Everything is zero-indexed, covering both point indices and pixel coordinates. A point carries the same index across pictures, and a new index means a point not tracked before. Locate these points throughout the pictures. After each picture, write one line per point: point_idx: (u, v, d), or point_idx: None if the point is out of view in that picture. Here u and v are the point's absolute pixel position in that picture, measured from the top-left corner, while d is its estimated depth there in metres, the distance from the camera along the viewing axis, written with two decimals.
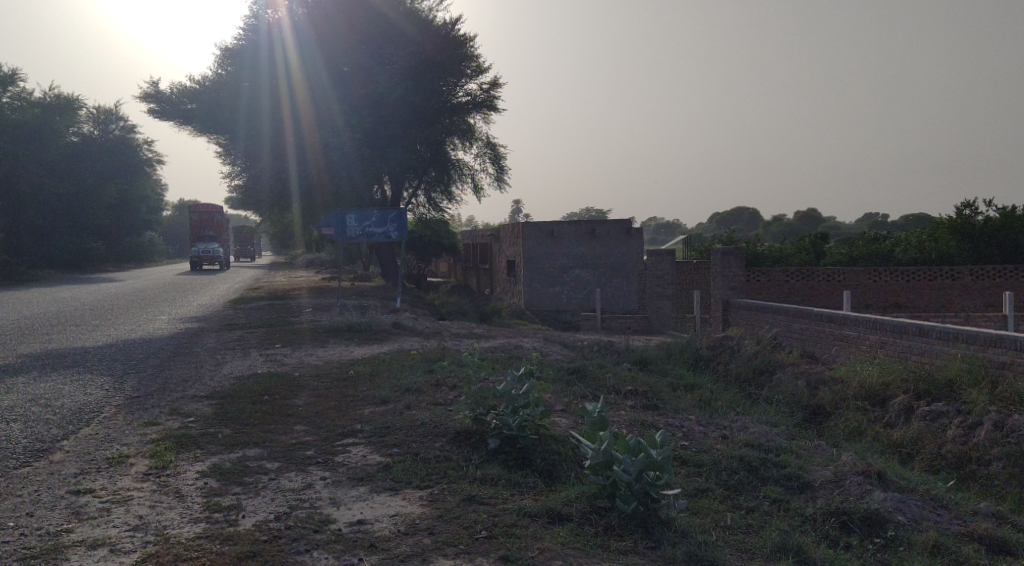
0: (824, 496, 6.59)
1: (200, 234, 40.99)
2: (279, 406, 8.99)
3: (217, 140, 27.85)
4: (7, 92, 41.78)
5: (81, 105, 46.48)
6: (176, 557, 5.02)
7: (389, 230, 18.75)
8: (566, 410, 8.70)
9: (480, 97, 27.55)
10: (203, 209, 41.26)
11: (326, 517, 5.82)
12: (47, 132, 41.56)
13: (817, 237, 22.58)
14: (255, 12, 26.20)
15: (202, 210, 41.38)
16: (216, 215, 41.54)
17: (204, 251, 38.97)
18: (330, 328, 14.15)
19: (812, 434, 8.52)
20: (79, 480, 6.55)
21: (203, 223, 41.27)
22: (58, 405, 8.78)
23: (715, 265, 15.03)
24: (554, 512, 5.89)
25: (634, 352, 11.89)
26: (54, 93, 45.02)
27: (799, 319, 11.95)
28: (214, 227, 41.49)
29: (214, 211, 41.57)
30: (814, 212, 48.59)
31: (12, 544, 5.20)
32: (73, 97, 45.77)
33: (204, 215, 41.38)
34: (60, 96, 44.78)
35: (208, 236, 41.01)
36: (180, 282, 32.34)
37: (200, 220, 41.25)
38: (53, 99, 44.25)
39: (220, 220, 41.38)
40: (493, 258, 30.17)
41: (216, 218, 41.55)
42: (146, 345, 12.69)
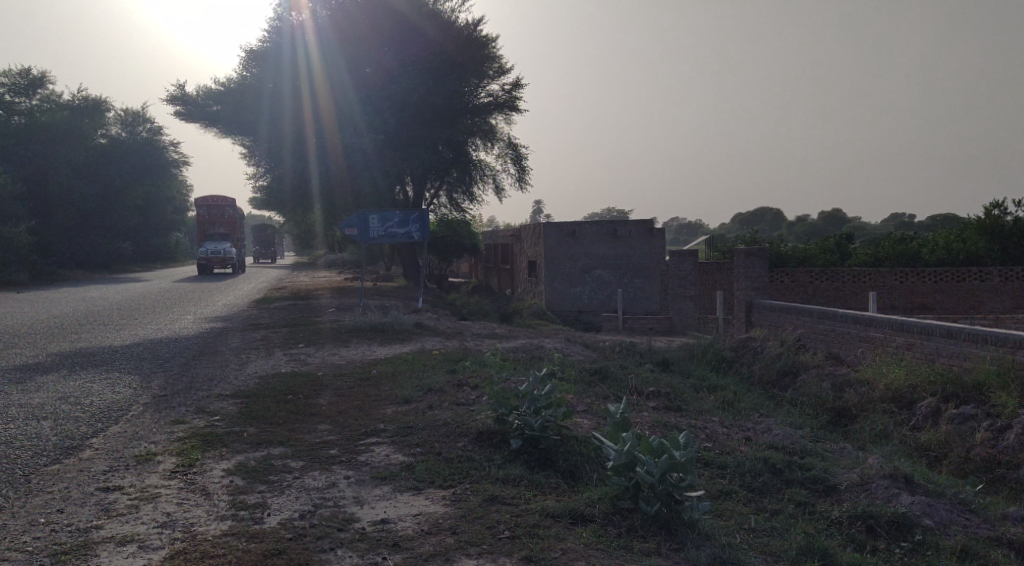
0: (850, 499, 6.53)
1: (210, 232, 39.85)
2: (303, 406, 9.05)
3: (242, 142, 28.11)
4: (36, 94, 42.58)
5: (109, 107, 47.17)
6: (203, 554, 5.08)
7: (412, 231, 18.79)
8: (588, 411, 8.71)
9: (502, 98, 27.56)
10: (212, 203, 40.14)
11: (350, 517, 5.86)
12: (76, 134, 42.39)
13: (841, 237, 22.43)
14: (279, 14, 26.44)
15: (212, 205, 40.26)
16: (227, 209, 40.43)
17: (214, 251, 37.71)
18: (353, 328, 14.23)
19: (838, 437, 8.46)
20: (107, 478, 6.64)
21: (214, 219, 40.24)
22: (87, 404, 8.89)
23: (738, 265, 14.92)
24: (577, 513, 5.90)
25: (656, 353, 11.86)
26: (83, 95, 45.69)
27: (823, 319, 11.85)
28: (225, 223, 40.42)
29: (225, 206, 40.41)
30: (839, 212, 48.18)
31: (43, 540, 5.29)
32: (101, 100, 46.43)
33: (214, 210, 40.36)
34: (88, 98, 45.46)
35: (218, 233, 39.87)
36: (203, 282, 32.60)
37: (211, 216, 40.26)
38: (82, 102, 44.98)
39: (231, 215, 40.28)
40: (514, 259, 30.19)
41: (227, 213, 40.48)
42: (171, 345, 12.78)
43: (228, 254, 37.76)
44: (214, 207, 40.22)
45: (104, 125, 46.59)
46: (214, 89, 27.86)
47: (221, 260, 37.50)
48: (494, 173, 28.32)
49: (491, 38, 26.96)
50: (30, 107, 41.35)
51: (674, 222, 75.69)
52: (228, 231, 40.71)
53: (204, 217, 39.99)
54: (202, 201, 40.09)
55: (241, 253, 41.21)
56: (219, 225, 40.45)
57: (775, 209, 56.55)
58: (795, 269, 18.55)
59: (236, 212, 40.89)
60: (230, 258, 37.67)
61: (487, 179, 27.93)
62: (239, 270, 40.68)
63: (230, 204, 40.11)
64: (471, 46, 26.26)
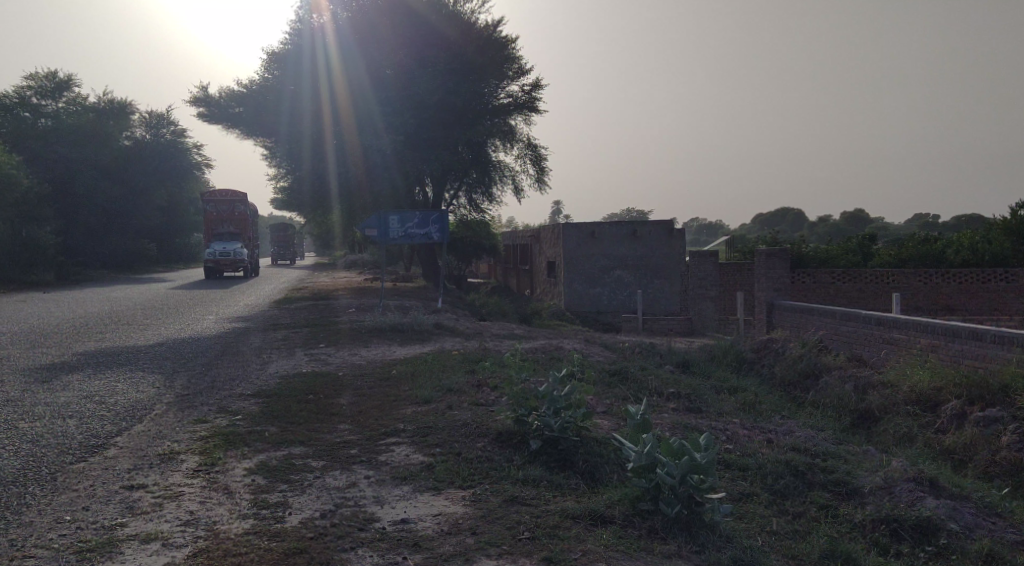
0: (872, 502, 6.47)
1: (218, 231, 36.35)
2: (324, 406, 9.09)
3: (263, 144, 28.30)
4: (63, 97, 43.61)
5: (134, 109, 47.64)
6: (225, 552, 5.12)
7: (432, 232, 18.85)
8: (608, 412, 8.70)
9: (521, 99, 27.62)
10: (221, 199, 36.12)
11: (370, 516, 5.88)
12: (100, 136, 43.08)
13: (864, 238, 22.25)
14: (301, 16, 26.64)
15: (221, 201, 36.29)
16: (237, 206, 36.34)
17: (223, 252, 34.98)
18: (373, 328, 14.30)
19: (861, 440, 8.37)
20: (132, 476, 6.72)
21: (222, 217, 36.33)
22: (112, 402, 9.00)
23: (759, 265, 14.81)
24: (596, 515, 5.89)
25: (677, 354, 11.81)
26: (109, 98, 46.25)
27: (846, 321, 11.76)
28: (236, 221, 36.63)
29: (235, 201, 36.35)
30: (862, 212, 47.76)
31: (69, 537, 5.35)
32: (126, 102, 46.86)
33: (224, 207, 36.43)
34: (114, 100, 46.03)
35: (228, 233, 36.27)
36: (227, 283, 33.07)
37: (219, 214, 36.48)
38: (108, 104, 45.54)
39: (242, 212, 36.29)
40: (534, 259, 30.17)
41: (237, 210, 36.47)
42: (193, 345, 12.86)
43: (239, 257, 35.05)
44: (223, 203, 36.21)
45: (129, 127, 47.16)
46: (236, 91, 28.10)
47: (230, 262, 34.86)
48: (513, 174, 28.34)
49: (510, 39, 27.04)
50: (59, 110, 42.65)
51: (695, 223, 75.38)
52: (238, 230, 37.05)
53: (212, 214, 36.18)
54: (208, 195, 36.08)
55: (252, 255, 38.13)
56: (228, 223, 36.66)
57: (797, 210, 56.22)
58: (816, 270, 18.41)
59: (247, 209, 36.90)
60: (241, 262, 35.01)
61: (506, 180, 27.95)
62: (250, 275, 38.32)
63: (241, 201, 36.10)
64: (491, 47, 26.34)
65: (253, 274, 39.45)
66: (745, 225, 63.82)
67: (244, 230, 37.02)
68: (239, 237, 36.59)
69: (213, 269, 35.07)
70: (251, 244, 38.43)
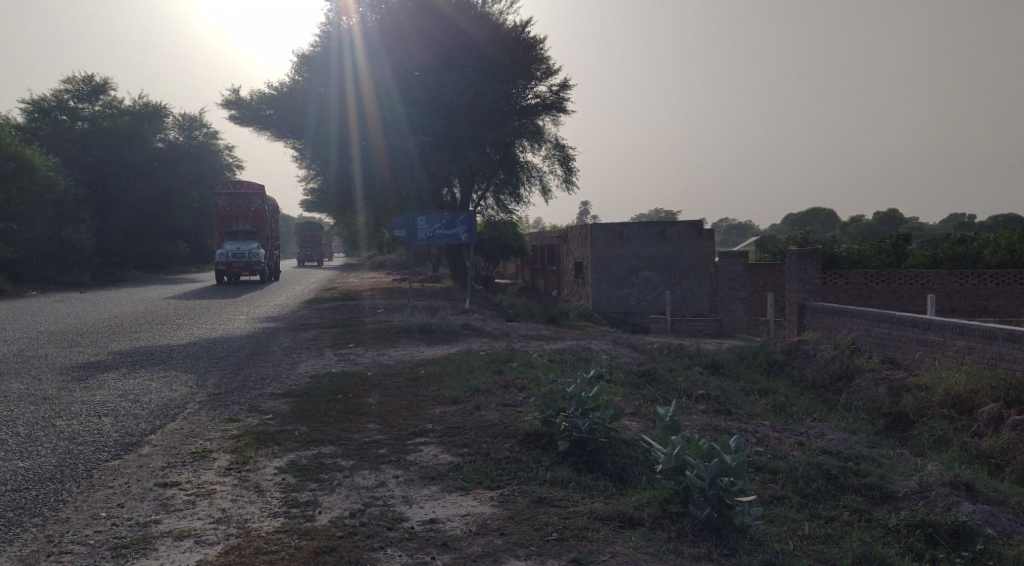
0: (907, 507, 6.36)
1: (232, 228, 33.66)
2: (353, 406, 9.15)
3: (292, 145, 28.59)
4: (99, 99, 44.42)
5: (168, 113, 48.14)
6: (257, 550, 5.18)
7: (459, 232, 18.85)
8: (637, 413, 8.65)
9: (550, 99, 27.51)
10: (236, 194, 33.26)
11: (399, 516, 5.91)
12: (136, 139, 43.59)
13: (898, 238, 21.93)
14: (330, 19, 26.89)
15: (236, 195, 33.44)
16: (252, 202, 33.42)
17: (237, 253, 32.07)
18: (402, 328, 14.37)
19: (894, 443, 8.26)
20: (165, 473, 6.82)
21: (237, 213, 33.51)
22: (146, 400, 9.16)
23: (790, 266, 14.64)
24: (626, 516, 5.86)
25: (706, 355, 11.70)
26: (144, 101, 46.84)
27: (880, 323, 11.59)
28: (252, 218, 33.87)
29: (252, 197, 33.49)
30: (896, 212, 47.05)
31: (104, 534, 5.44)
32: (160, 105, 47.36)
33: (239, 203, 33.59)
34: (149, 104, 46.54)
35: (242, 231, 33.59)
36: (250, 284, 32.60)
37: (233, 210, 33.22)
38: (143, 107, 46.06)
39: (258, 209, 33.40)
40: (562, 260, 30.11)
41: (253, 206, 33.64)
42: (224, 345, 13.02)
43: (254, 259, 32.58)
44: (238, 198, 33.34)
45: (163, 130, 47.74)
46: (267, 93, 28.34)
47: (245, 265, 32.05)
48: (541, 174, 28.33)
49: (538, 39, 27.02)
50: (95, 113, 43.10)
51: (726, 223, 74.73)
52: (255, 227, 33.88)
53: (226, 210, 33.13)
54: (223, 190, 33.23)
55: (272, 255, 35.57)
56: (244, 220, 33.88)
57: (829, 210, 55.53)
58: (849, 271, 18.19)
59: (265, 204, 33.92)
60: (256, 265, 32.52)
61: (534, 180, 27.97)
62: (270, 278, 35.75)
63: (257, 196, 33.14)
64: (519, 48, 26.34)
65: (273, 278, 37.01)
66: (775, 224, 63.19)
67: (262, 228, 34.26)
68: (255, 236, 33.94)
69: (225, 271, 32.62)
70: (270, 243, 35.77)
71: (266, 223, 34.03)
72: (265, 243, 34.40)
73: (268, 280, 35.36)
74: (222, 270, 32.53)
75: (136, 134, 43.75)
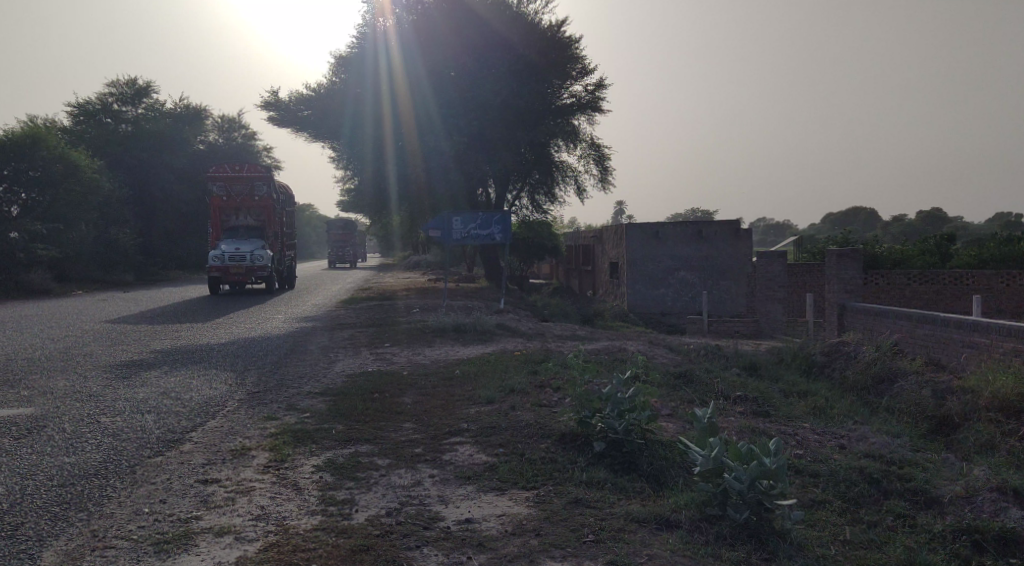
0: (953, 512, 6.22)
1: (231, 223, 25.78)
2: (388, 405, 9.17)
3: (328, 146, 28.50)
4: (142, 103, 45.72)
5: (207, 115, 49.30)
6: (295, 548, 5.21)
7: (494, 232, 18.83)
8: (673, 415, 8.56)
9: (585, 99, 27.42)
10: (235, 178, 25.28)
11: (435, 515, 5.91)
12: (176, 140, 44.57)
13: (942, 238, 21.55)
14: (367, 20, 27.15)
15: (235, 179, 25.50)
16: (256, 188, 25.53)
17: (236, 256, 24.57)
18: (437, 328, 14.43)
19: (937, 447, 8.08)
20: (206, 470, 6.90)
21: (237, 203, 25.67)
22: (187, 397, 9.31)
23: (830, 266, 14.44)
24: (663, 519, 5.78)
25: (743, 356, 11.56)
26: (185, 104, 48.15)
27: (923, 324, 11.39)
28: (257, 209, 25.96)
29: (258, 181, 25.55)
30: (940, 211, 45.97)
31: (147, 529, 5.53)
32: (201, 108, 48.65)
33: (239, 189, 25.65)
34: (190, 106, 47.85)
35: (243, 227, 25.77)
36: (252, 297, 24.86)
37: (230, 198, 25.47)
38: (184, 110, 47.36)
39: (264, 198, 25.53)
40: (596, 260, 29.96)
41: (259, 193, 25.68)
42: (262, 344, 13.15)
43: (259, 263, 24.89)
44: (237, 183, 25.40)
45: (203, 132, 48.85)
46: (303, 94, 28.12)
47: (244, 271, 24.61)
48: (576, 174, 28.27)
49: (573, 38, 26.98)
50: (137, 115, 44.48)
51: (764, 223, 73.72)
52: (261, 221, 26.10)
53: (222, 199, 25.39)
54: (218, 172, 25.27)
55: (282, 258, 27.71)
56: (244, 211, 25.95)
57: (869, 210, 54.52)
58: (891, 271, 17.89)
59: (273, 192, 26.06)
60: (261, 271, 24.84)
61: (568, 179, 27.91)
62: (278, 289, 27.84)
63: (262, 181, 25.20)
64: (553, 48, 26.37)
65: (285, 286, 29.07)
66: (814, 224, 62.32)
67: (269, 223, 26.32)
68: (261, 233, 26.11)
69: (219, 279, 24.82)
70: (280, 243, 27.92)
71: (274, 216, 26.17)
72: (272, 243, 26.48)
73: (276, 292, 27.58)
74: (216, 277, 24.74)
75: (176, 136, 44.73)
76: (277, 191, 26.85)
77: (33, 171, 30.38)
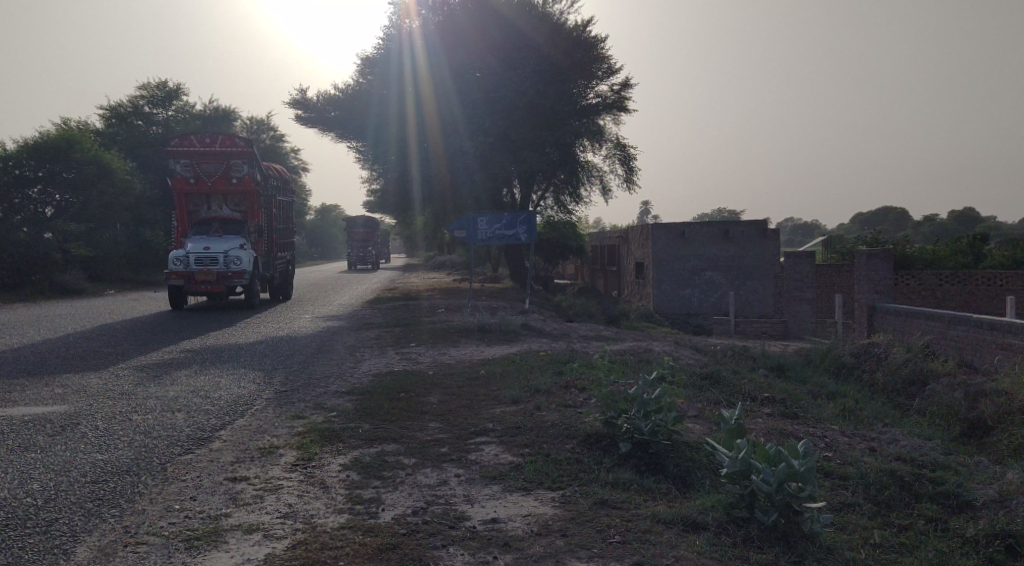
0: (987, 516, 6.11)
1: (202, 215, 20.50)
2: (414, 405, 9.22)
3: (355, 147, 28.64)
4: (172, 105, 46.35)
5: (236, 117, 50.53)
6: (323, 545, 5.25)
7: (520, 232, 18.80)
8: (700, 416, 8.50)
9: (611, 99, 27.29)
10: (205, 154, 20.21)
11: (461, 514, 5.93)
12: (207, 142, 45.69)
13: (975, 238, 21.22)
14: (394, 22, 27.37)
15: (205, 157, 20.34)
16: (234, 169, 20.35)
17: (205, 258, 19.06)
18: (464, 328, 14.49)
19: (970, 450, 7.95)
20: (235, 468, 6.99)
21: (210, 188, 20.48)
22: (216, 396, 9.44)
23: (861, 266, 14.28)
24: (689, 520, 5.73)
25: (771, 357, 11.47)
26: (215, 106, 49.59)
27: (956, 325, 11.23)
28: (236, 196, 20.74)
29: (235, 159, 20.36)
30: (973, 211, 45.21)
31: (177, 525, 5.59)
32: (230, 110, 50.14)
33: (211, 170, 20.42)
34: (220, 109, 49.32)
35: (218, 220, 20.37)
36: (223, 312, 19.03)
37: (201, 182, 20.30)
38: (214, 112, 48.81)
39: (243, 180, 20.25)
40: (622, 260, 29.87)
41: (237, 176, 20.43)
42: (290, 343, 13.31)
43: (235, 268, 19.24)
44: (208, 161, 20.30)
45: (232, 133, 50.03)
46: (331, 95, 28.34)
47: (215, 278, 19.00)
48: (601, 174, 28.18)
49: (599, 38, 26.87)
50: (168, 117, 45.28)
51: (792, 223, 73.22)
52: (242, 214, 20.69)
53: (190, 183, 20.23)
54: (183, 147, 20.15)
55: (270, 264, 21.93)
56: (220, 199, 20.76)
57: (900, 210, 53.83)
58: (923, 271, 17.67)
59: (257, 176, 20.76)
60: (237, 278, 19.17)
61: (594, 179, 27.83)
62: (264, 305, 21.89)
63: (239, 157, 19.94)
64: (579, 48, 26.30)
65: (277, 302, 23.27)
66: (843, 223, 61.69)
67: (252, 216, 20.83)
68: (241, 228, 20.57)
69: (182, 288, 19.36)
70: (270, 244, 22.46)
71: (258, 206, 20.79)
72: (256, 242, 20.89)
73: (261, 307, 21.84)
74: (177, 287, 19.25)
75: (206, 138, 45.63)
76: (264, 173, 21.60)
77: (68, 173, 31.06)
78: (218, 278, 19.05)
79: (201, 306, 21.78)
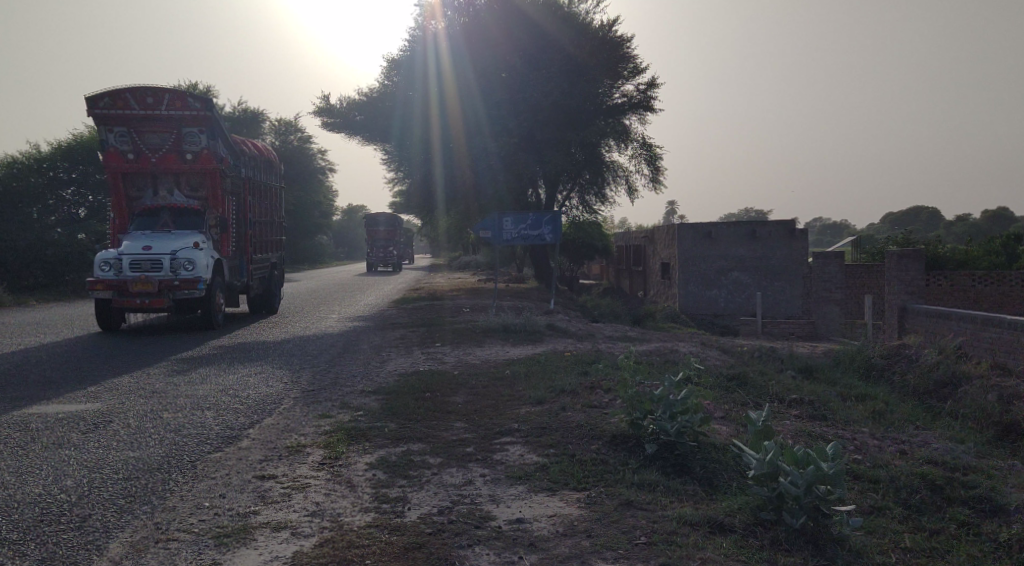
0: (1021, 521, 5.98)
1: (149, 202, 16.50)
2: (440, 404, 9.26)
3: (381, 149, 28.82)
4: None
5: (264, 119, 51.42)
6: (349, 544, 5.28)
7: (545, 232, 18.80)
8: (727, 417, 8.41)
9: (636, 98, 27.12)
10: (147, 123, 16.04)
11: (487, 514, 5.94)
12: None
13: (1009, 238, 20.83)
14: (418, 25, 27.49)
15: (148, 127, 16.16)
16: (187, 142, 16.27)
17: (144, 264, 15.02)
18: (490, 328, 14.51)
19: (1003, 454, 7.81)
20: (263, 466, 7.06)
21: (156, 167, 16.37)
22: (244, 394, 9.55)
23: (892, 267, 14.10)
24: (716, 522, 5.69)
25: (799, 359, 11.36)
26: (243, 109, 50.58)
27: (989, 327, 11.03)
28: (191, 177, 16.68)
29: (188, 128, 16.19)
30: (1009, 211, 44.26)
31: (207, 522, 5.67)
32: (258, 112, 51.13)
33: (156, 144, 16.31)
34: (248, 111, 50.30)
35: (170, 208, 16.44)
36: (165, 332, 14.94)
37: (143, 159, 16.21)
38: (243, 114, 49.83)
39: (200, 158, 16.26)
40: (647, 261, 29.74)
41: (192, 153, 16.36)
42: (316, 342, 13.44)
43: (184, 278, 15.22)
44: (152, 132, 16.15)
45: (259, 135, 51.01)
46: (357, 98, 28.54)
47: (158, 289, 14.95)
48: (627, 174, 28.03)
49: (625, 37, 26.73)
50: None
51: (820, 223, 72.37)
52: (200, 202, 16.72)
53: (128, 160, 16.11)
54: (116, 113, 15.87)
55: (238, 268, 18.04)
56: (170, 182, 16.67)
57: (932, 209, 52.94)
58: (955, 272, 17.42)
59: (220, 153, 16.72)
60: (186, 289, 15.15)
61: (619, 179, 27.68)
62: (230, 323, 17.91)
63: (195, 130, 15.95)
64: (605, 48, 26.18)
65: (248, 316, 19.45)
66: (874, 223, 60.79)
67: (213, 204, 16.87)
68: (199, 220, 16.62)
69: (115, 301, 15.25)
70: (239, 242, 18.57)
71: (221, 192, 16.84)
72: (220, 238, 17.01)
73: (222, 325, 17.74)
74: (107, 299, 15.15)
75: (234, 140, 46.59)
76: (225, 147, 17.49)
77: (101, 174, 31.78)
78: (160, 288, 15.01)
79: (144, 324, 17.58)
